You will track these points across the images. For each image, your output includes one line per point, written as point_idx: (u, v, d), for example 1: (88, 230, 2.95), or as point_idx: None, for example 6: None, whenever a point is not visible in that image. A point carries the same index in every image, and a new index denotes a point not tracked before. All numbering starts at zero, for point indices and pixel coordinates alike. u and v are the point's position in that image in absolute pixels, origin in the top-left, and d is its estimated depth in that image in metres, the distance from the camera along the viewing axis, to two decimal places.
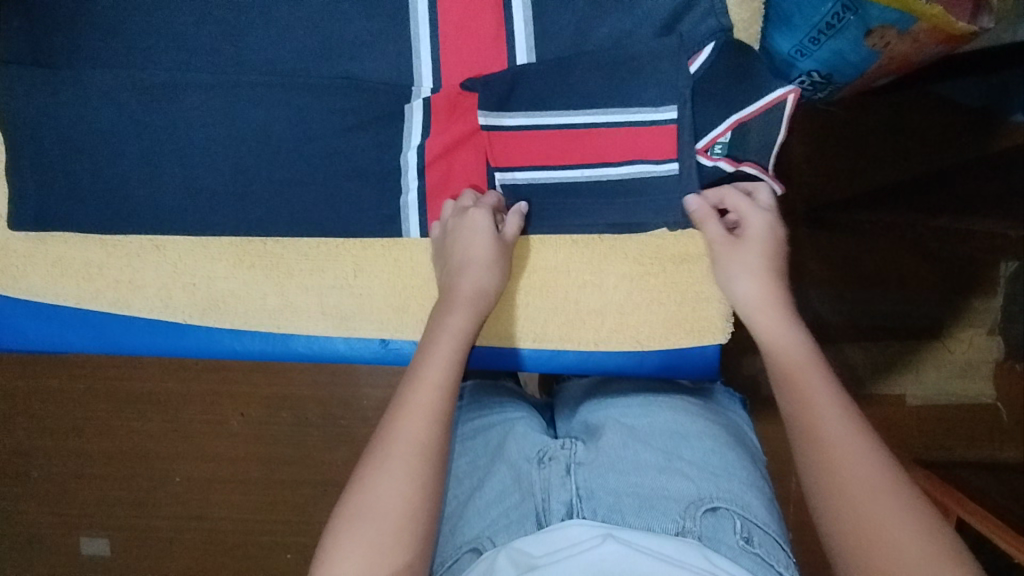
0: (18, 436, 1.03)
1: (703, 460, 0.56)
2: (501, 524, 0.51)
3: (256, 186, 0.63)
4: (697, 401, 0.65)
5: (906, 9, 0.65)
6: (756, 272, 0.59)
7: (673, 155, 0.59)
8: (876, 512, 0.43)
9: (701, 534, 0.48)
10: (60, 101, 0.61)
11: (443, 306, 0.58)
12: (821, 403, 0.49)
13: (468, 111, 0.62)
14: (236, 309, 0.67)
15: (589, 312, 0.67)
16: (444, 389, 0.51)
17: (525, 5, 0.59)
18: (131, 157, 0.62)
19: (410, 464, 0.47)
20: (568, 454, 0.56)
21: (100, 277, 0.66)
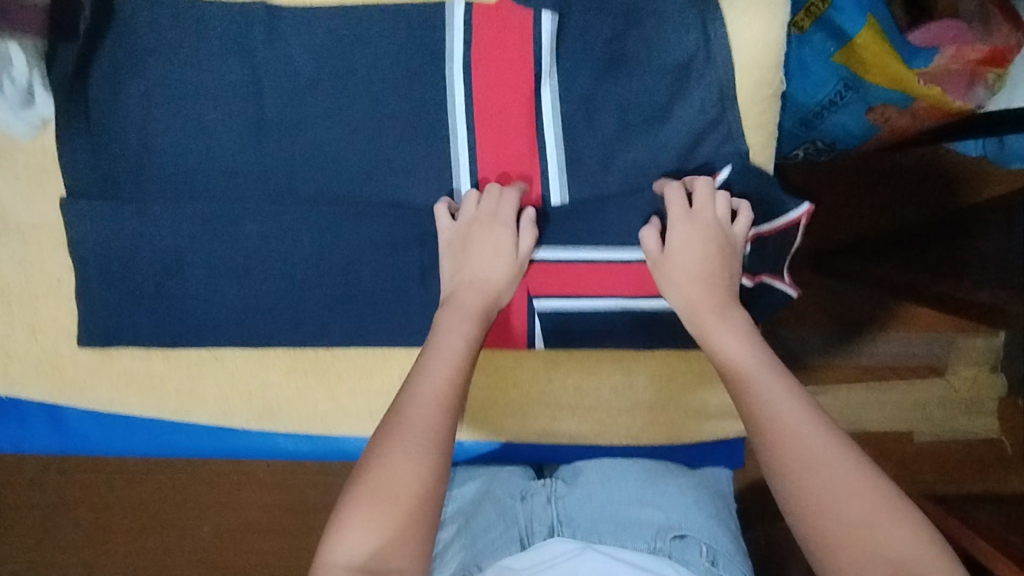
0: None
1: (673, 495, 0.64)
2: (488, 550, 0.58)
3: (307, 302, 0.67)
4: (678, 466, 0.69)
5: (903, 91, 0.79)
6: (700, 278, 0.60)
7: None
8: (823, 489, 0.48)
9: (670, 553, 0.56)
10: (125, 230, 0.65)
11: (446, 309, 0.60)
12: (804, 425, 0.51)
13: None
14: (289, 413, 0.71)
15: (618, 412, 0.70)
16: (448, 378, 0.55)
17: (556, 132, 0.64)
18: (191, 279, 0.66)
19: (425, 443, 0.51)
20: (549, 490, 0.64)
21: (163, 387, 0.70)
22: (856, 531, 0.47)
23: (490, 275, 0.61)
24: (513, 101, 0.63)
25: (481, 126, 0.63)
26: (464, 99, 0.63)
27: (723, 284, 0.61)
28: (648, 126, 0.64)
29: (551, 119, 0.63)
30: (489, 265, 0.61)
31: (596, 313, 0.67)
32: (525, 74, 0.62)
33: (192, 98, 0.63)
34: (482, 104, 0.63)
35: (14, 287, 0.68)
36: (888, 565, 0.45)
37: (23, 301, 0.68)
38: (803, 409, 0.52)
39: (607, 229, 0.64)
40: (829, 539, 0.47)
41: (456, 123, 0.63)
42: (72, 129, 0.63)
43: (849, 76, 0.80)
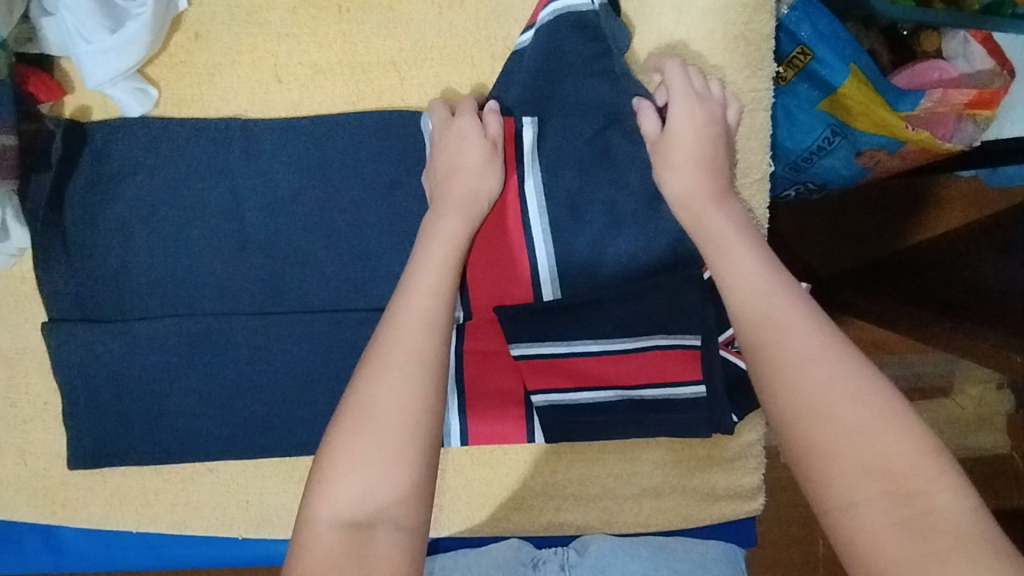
0: None
1: (687, 568, 0.63)
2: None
3: (301, 408, 0.66)
4: (694, 542, 0.66)
5: (891, 135, 0.78)
6: (688, 168, 0.59)
7: (700, 376, 0.64)
8: (800, 364, 0.45)
9: None
10: (112, 348, 0.65)
11: (435, 209, 0.60)
12: (794, 323, 0.47)
13: (497, 335, 0.65)
14: (288, 523, 0.69)
15: (625, 500, 0.68)
16: (434, 306, 0.54)
17: (543, 231, 0.63)
18: (182, 392, 0.66)
19: (416, 328, 0.52)
20: (561, 558, 0.64)
21: (158, 502, 0.69)
22: (850, 432, 0.42)
23: (479, 188, 0.61)
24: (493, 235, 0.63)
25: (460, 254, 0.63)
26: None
27: (718, 163, 0.60)
28: (635, 218, 0.63)
29: (538, 218, 0.63)
30: (478, 180, 0.61)
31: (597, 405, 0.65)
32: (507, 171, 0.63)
33: (175, 217, 0.64)
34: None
35: (1, 413, 0.67)
36: (883, 473, 0.40)
37: (11, 426, 0.67)
38: (811, 320, 0.48)
39: (600, 322, 0.63)
40: (818, 443, 0.42)
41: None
42: (51, 256, 0.63)
43: (836, 123, 0.79)
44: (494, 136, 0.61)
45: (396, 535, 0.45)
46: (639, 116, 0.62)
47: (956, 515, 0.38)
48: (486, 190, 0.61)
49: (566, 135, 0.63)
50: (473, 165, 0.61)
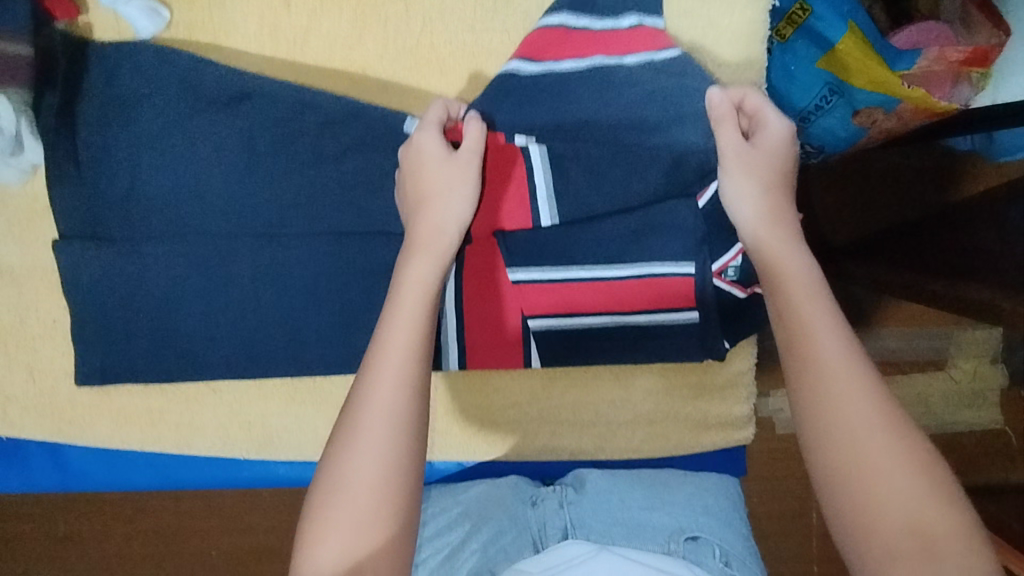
0: None
1: (681, 500, 0.64)
2: (502, 556, 0.59)
3: (303, 330, 0.68)
4: (682, 471, 0.69)
5: (888, 92, 0.77)
6: (762, 219, 0.57)
7: (691, 303, 0.65)
8: (857, 417, 0.46)
9: (684, 554, 0.58)
10: (119, 269, 0.66)
11: (407, 250, 0.59)
12: (842, 379, 0.47)
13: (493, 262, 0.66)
14: (289, 444, 0.71)
15: (618, 425, 0.70)
16: (414, 349, 0.52)
17: (540, 160, 0.64)
18: (186, 314, 0.67)
19: (400, 375, 0.50)
20: (559, 495, 0.65)
21: (162, 422, 0.70)
22: (894, 493, 0.43)
23: (455, 214, 0.61)
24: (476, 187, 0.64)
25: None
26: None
27: (794, 185, 0.60)
28: (634, 148, 0.65)
29: (536, 147, 0.64)
30: (449, 206, 0.61)
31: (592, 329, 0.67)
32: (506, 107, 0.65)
33: (184, 139, 0.65)
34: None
35: (11, 330, 0.68)
36: (916, 531, 0.42)
37: (20, 344, 0.69)
38: (856, 376, 0.47)
39: (595, 247, 0.65)
40: (865, 498, 0.44)
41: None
42: (64, 174, 0.65)
43: (834, 80, 0.79)
44: (466, 150, 0.62)
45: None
46: (719, 126, 0.61)
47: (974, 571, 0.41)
48: (459, 216, 0.61)
49: (565, 65, 0.65)
50: (447, 196, 0.61)
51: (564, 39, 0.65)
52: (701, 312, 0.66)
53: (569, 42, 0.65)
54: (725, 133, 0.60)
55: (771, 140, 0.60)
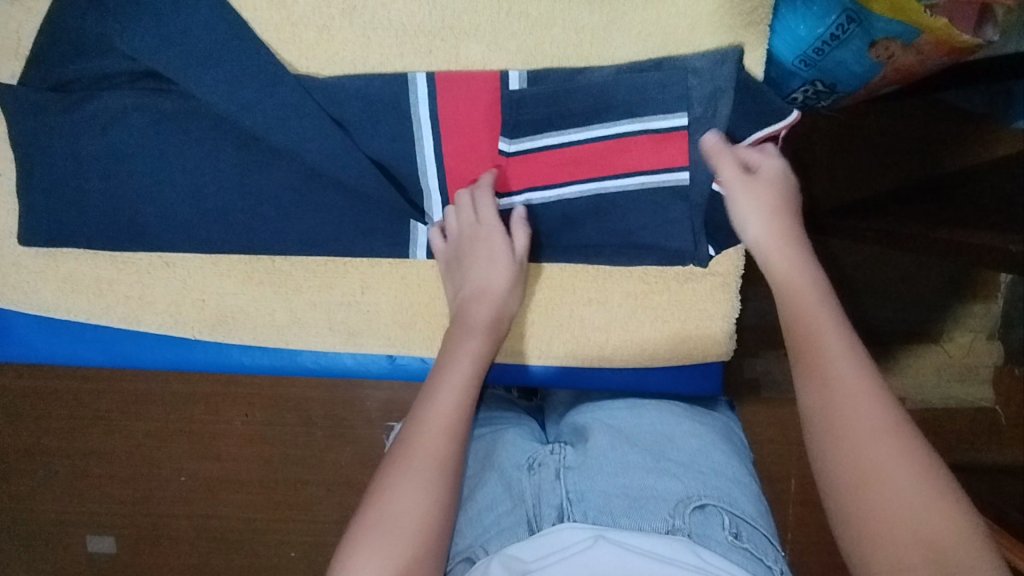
0: (24, 437, 1.05)
1: (688, 461, 0.59)
2: (494, 532, 0.54)
3: (260, 205, 0.63)
4: (684, 407, 0.68)
5: (907, 22, 0.65)
6: (770, 225, 0.57)
7: (686, 163, 0.59)
8: (885, 470, 0.44)
9: (691, 530, 0.51)
10: (64, 124, 0.61)
11: (460, 331, 0.59)
12: (859, 411, 0.47)
13: (480, 150, 0.61)
14: (245, 324, 0.68)
15: (593, 329, 0.68)
16: (457, 408, 0.54)
17: (520, 75, 0.60)
18: (139, 179, 0.62)
19: (428, 481, 0.50)
20: (557, 458, 0.58)
21: (110, 294, 0.67)
22: (901, 517, 0.43)
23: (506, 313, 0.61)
24: (479, 124, 0.61)
25: (444, 119, 0.61)
26: (430, 113, 0.60)
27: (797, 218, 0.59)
28: (621, 50, 0.61)
29: (517, 75, 0.60)
30: (487, 272, 0.60)
31: (581, 211, 0.62)
32: (489, 76, 0.60)
33: None
34: (450, 119, 0.60)
35: None
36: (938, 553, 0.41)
37: None
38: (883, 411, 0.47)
39: (579, 132, 0.60)
40: (876, 517, 0.44)
41: (426, 143, 0.61)
42: None
43: (853, 6, 0.67)
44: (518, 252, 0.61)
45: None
46: (716, 159, 0.58)
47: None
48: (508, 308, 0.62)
49: (572, 189, 0.61)
50: (490, 284, 0.60)
51: (561, 163, 0.61)
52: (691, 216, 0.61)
53: (575, 159, 0.61)
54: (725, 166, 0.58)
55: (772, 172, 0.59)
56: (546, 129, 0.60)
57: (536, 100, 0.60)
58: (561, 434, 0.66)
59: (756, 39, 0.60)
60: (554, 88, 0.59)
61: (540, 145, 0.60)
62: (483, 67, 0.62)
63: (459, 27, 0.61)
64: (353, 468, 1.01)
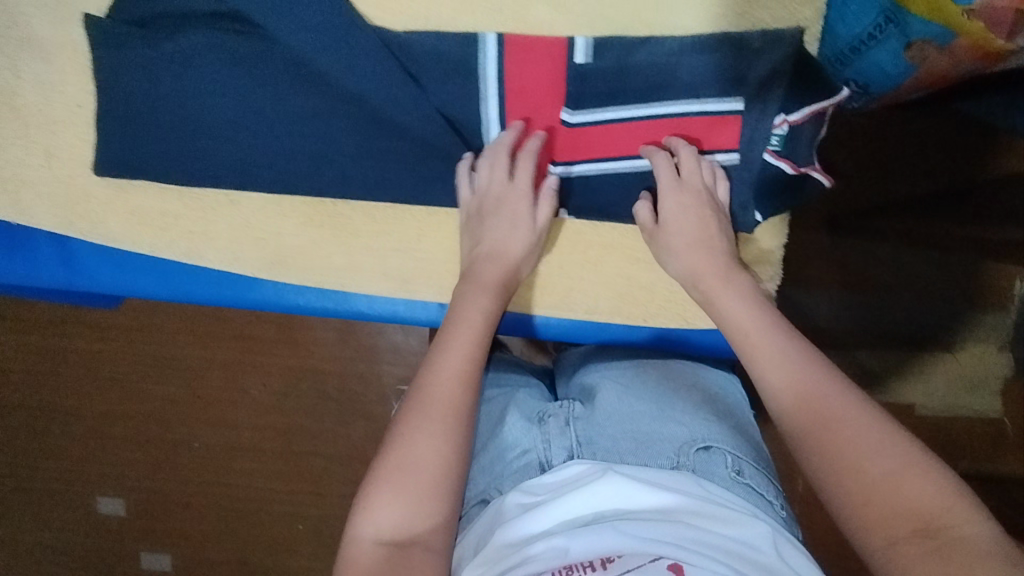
0: (47, 391, 1.06)
1: (692, 411, 0.61)
2: (507, 474, 0.58)
3: (329, 147, 0.66)
4: (689, 364, 0.70)
5: (946, 24, 0.68)
6: (692, 254, 0.63)
7: (735, 145, 0.63)
8: (853, 432, 0.48)
9: (694, 467, 0.55)
10: (145, 59, 0.63)
11: (467, 286, 0.62)
12: (819, 396, 0.50)
13: (544, 115, 0.64)
14: (300, 265, 0.70)
15: (639, 287, 0.70)
16: (471, 358, 0.57)
17: (586, 42, 0.63)
18: (215, 119, 0.65)
19: (447, 426, 0.53)
20: (567, 410, 0.62)
21: (175, 228, 0.69)
22: (877, 479, 0.46)
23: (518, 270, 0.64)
24: (544, 90, 0.63)
25: (511, 81, 0.63)
26: (497, 77, 0.63)
27: (717, 232, 0.63)
28: (683, 21, 0.63)
29: (583, 42, 0.62)
30: (507, 234, 0.64)
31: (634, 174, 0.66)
32: (557, 42, 0.63)
33: None
34: (516, 84, 0.63)
35: (37, 111, 0.67)
36: (914, 512, 0.44)
37: (42, 126, 0.67)
38: (844, 390, 0.50)
39: (637, 104, 0.63)
40: (858, 486, 0.46)
41: (491, 104, 0.64)
42: None
43: (892, 7, 0.69)
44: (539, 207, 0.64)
45: (434, 557, 0.49)
46: (638, 205, 0.65)
47: (978, 537, 0.42)
48: (522, 263, 0.65)
49: (623, 162, 0.65)
50: (495, 237, 0.64)
51: (615, 138, 0.64)
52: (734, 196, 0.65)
53: (632, 132, 0.64)
54: (641, 213, 0.65)
55: (670, 207, 0.63)
56: (608, 103, 0.63)
57: (599, 71, 0.62)
58: (568, 393, 0.68)
59: (813, 15, 0.63)
60: (618, 62, 0.62)
61: (601, 118, 0.63)
62: (550, 30, 0.64)
63: None
64: (368, 443, 1.03)
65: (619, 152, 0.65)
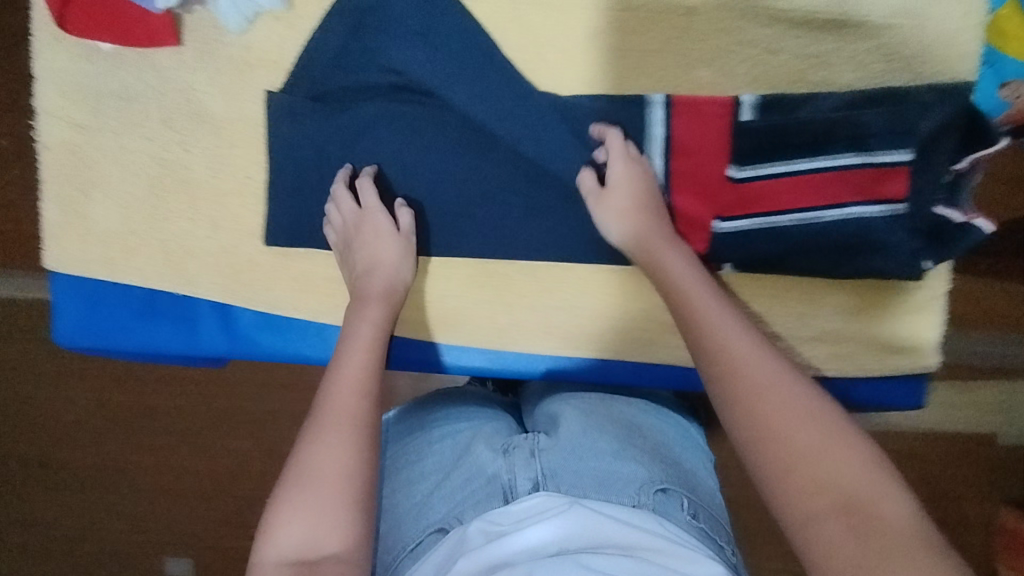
0: (119, 450, 0.99)
1: (618, 450, 0.58)
2: (469, 503, 0.54)
3: (498, 209, 0.67)
4: (647, 407, 0.68)
5: None
6: (639, 229, 0.62)
7: (903, 195, 0.64)
8: (807, 432, 0.48)
9: (654, 507, 0.52)
10: (322, 131, 0.65)
11: (354, 304, 0.63)
12: (766, 388, 0.50)
13: (710, 172, 0.66)
14: (462, 326, 0.70)
15: (804, 339, 0.70)
16: (366, 370, 0.58)
17: (752, 101, 0.64)
18: (384, 182, 0.66)
19: (344, 435, 0.53)
20: (532, 442, 0.59)
21: (338, 293, 0.69)
22: (832, 474, 0.45)
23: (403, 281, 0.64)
24: (709, 148, 0.65)
25: (678, 140, 0.65)
26: (664, 137, 0.65)
27: (655, 206, 0.63)
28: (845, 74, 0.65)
29: (750, 101, 0.64)
30: (379, 248, 0.63)
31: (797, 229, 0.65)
32: (723, 102, 0.64)
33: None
34: (681, 144, 0.65)
35: (206, 183, 0.68)
36: (834, 491, 0.44)
37: (211, 197, 0.68)
38: (794, 386, 0.50)
39: (804, 159, 0.64)
40: (812, 477, 0.45)
41: (657, 162, 0.66)
42: (289, 32, 0.65)
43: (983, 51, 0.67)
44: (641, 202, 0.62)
45: (345, 567, 0.47)
46: (581, 172, 0.64)
47: (898, 519, 0.42)
48: (405, 278, 0.65)
49: (790, 215, 0.65)
50: (387, 252, 0.64)
51: (783, 192, 0.65)
52: (905, 245, 0.65)
53: (799, 185, 0.65)
54: (584, 179, 0.64)
55: (624, 176, 0.62)
56: (772, 158, 0.64)
57: (767, 128, 0.64)
58: (536, 423, 0.66)
59: (973, 66, 0.64)
60: (785, 120, 0.64)
61: (768, 173, 0.65)
62: (717, 89, 0.65)
63: (696, 51, 0.65)
64: None
65: (787, 206, 0.65)
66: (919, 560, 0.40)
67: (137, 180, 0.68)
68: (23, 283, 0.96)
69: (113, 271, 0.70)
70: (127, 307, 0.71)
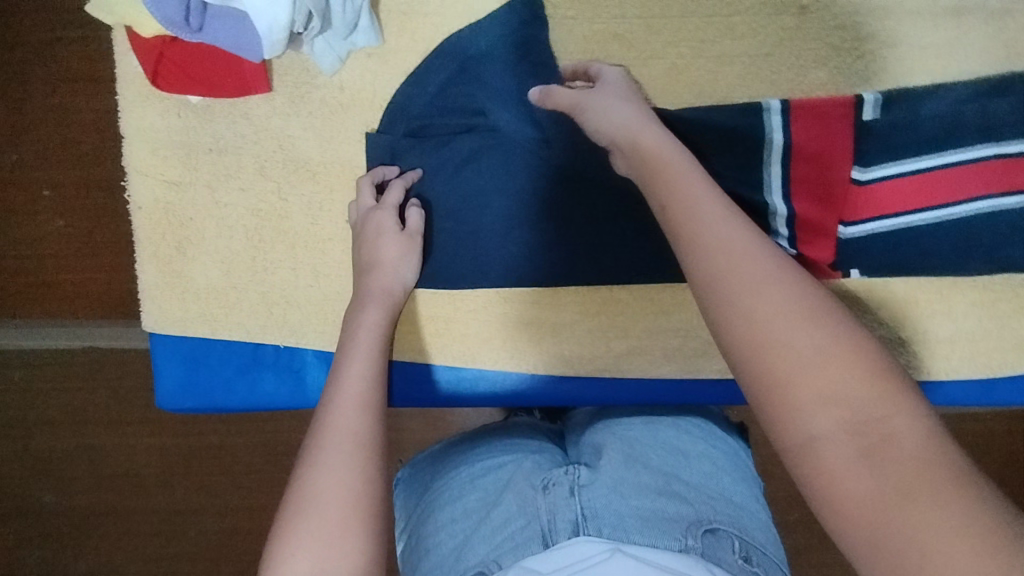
0: (177, 493, 0.91)
1: (656, 483, 0.53)
2: (506, 546, 0.48)
3: (608, 234, 0.65)
4: (684, 428, 0.62)
5: None
6: (619, 127, 0.55)
7: None
8: (801, 338, 0.39)
9: (703, 552, 0.47)
10: (428, 171, 0.64)
11: (353, 307, 0.59)
12: (768, 286, 0.42)
13: (836, 177, 0.61)
14: (578, 357, 0.67)
15: (939, 341, 0.65)
16: (374, 368, 0.53)
17: (876, 100, 0.61)
18: (491, 217, 0.65)
19: (346, 456, 0.46)
20: (571, 477, 0.52)
21: (448, 332, 0.67)
22: (841, 383, 0.37)
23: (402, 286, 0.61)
24: (835, 152, 0.61)
25: (799, 146, 0.62)
26: (784, 143, 0.62)
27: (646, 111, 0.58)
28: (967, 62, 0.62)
29: (873, 100, 0.61)
30: (379, 251, 0.60)
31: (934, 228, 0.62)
32: (843, 104, 0.62)
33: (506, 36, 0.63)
34: (804, 151, 0.61)
35: (305, 231, 0.65)
36: (848, 406, 0.37)
37: (311, 245, 0.66)
38: (797, 281, 0.43)
39: (934, 155, 0.61)
40: (797, 392, 0.38)
41: (778, 170, 0.62)
42: (388, 73, 0.64)
43: None
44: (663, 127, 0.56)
45: None
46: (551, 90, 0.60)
47: (914, 441, 0.35)
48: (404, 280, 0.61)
49: (922, 214, 0.61)
50: (398, 259, 0.61)
51: (914, 191, 0.61)
52: None
53: (930, 182, 0.61)
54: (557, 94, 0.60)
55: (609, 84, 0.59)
56: (900, 157, 0.61)
57: (892, 127, 0.61)
58: (580, 455, 0.60)
59: None
60: (910, 116, 0.61)
61: (896, 172, 0.61)
62: (833, 91, 0.62)
63: (807, 53, 0.62)
64: None
65: (917, 205, 0.61)
66: (939, 491, 0.33)
67: (235, 233, 0.66)
68: (55, 332, 0.88)
69: (211, 328, 0.67)
70: (227, 364, 0.67)
